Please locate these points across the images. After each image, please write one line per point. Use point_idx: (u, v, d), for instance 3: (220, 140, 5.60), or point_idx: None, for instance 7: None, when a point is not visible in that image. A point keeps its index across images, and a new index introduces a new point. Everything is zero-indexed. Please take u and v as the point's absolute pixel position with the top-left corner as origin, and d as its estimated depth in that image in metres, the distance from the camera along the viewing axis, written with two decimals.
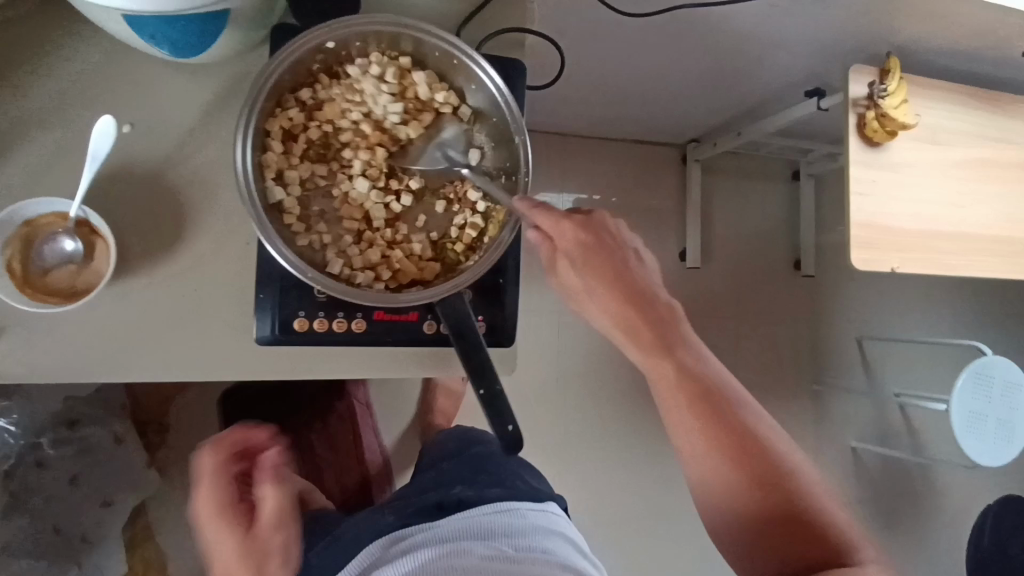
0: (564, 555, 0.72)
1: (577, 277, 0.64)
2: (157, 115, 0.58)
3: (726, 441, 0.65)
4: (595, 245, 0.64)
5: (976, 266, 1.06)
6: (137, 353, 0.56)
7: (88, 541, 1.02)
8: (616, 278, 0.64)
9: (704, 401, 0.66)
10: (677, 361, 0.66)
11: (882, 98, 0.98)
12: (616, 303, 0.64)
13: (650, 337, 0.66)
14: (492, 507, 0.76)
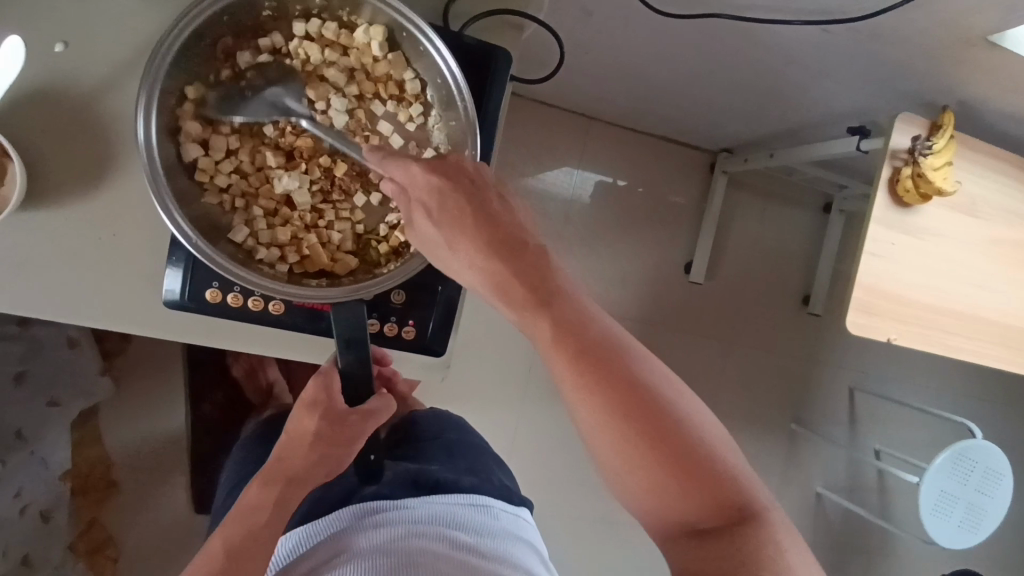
0: (524, 561, 0.68)
1: (428, 221, 0.52)
2: (95, 37, 0.53)
3: (624, 418, 0.48)
4: (448, 179, 0.52)
5: (984, 354, 0.97)
6: (35, 289, 0.53)
7: (25, 438, 0.97)
8: (474, 216, 0.51)
9: (591, 366, 0.48)
10: (552, 319, 0.49)
11: (925, 156, 0.88)
12: (473, 249, 0.51)
13: (521, 293, 0.50)
14: (461, 499, 0.72)
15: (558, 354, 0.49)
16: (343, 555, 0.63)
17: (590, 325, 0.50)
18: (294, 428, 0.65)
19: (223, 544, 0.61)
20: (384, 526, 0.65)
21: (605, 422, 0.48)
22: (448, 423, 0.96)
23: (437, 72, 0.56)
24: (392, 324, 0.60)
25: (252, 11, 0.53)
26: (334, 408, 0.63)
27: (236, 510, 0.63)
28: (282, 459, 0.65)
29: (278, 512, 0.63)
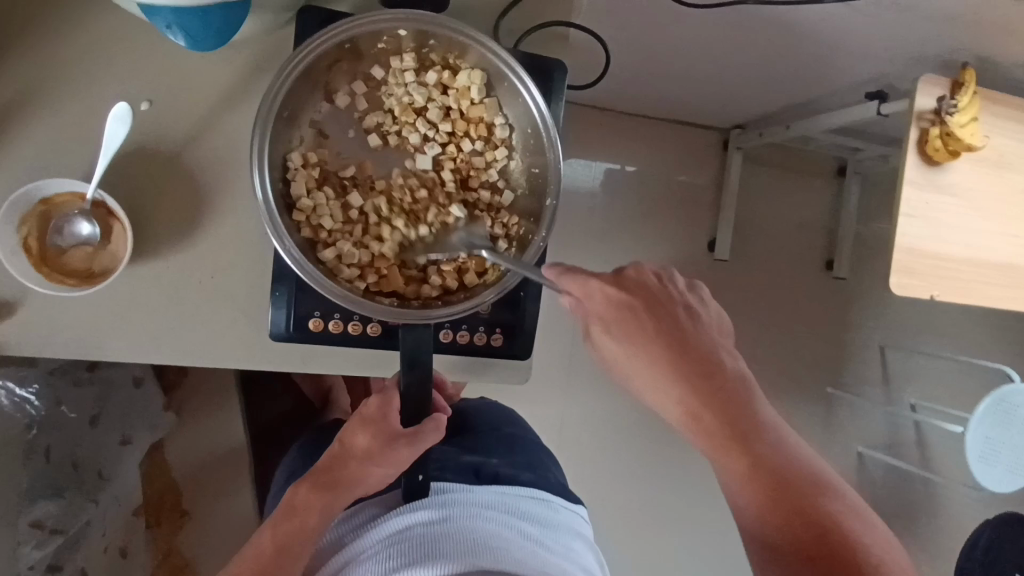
0: (582, 557, 0.71)
1: (620, 346, 0.57)
2: (177, 93, 0.56)
3: (801, 537, 0.51)
4: (636, 311, 0.57)
5: (1023, 301, 0.98)
6: (144, 336, 0.56)
7: (105, 477, 0.95)
8: (665, 347, 0.56)
9: (777, 490, 0.52)
10: (749, 454, 0.53)
11: (950, 114, 0.88)
12: (664, 379, 0.55)
13: (711, 424, 0.54)
14: (524, 491, 0.75)
15: (745, 477, 0.53)
16: (420, 531, 0.65)
17: (782, 457, 0.54)
18: (347, 440, 0.65)
19: (271, 540, 0.63)
20: (458, 508, 0.68)
21: (776, 527, 0.52)
22: (499, 415, 0.94)
23: (528, 117, 0.59)
24: (481, 333, 0.65)
25: (364, 48, 0.56)
26: (385, 426, 0.63)
27: (284, 506, 0.64)
28: (331, 467, 0.66)
29: (323, 516, 0.64)
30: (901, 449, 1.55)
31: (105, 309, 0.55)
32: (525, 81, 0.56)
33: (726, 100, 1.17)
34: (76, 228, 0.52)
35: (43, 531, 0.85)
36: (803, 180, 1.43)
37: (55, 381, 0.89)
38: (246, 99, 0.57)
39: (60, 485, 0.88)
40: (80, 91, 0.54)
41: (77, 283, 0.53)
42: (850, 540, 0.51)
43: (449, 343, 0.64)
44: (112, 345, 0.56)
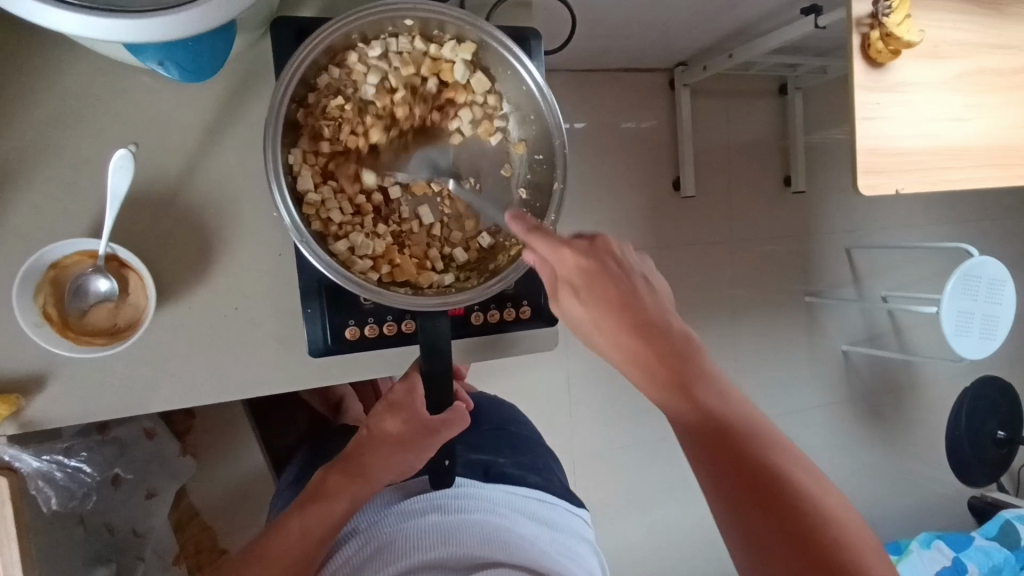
0: (587, 557, 0.72)
1: (582, 309, 0.53)
2: (164, 133, 0.56)
3: (754, 494, 0.44)
4: (596, 271, 0.52)
5: (977, 179, 1.04)
6: (183, 376, 0.58)
7: (139, 534, 0.94)
8: (613, 305, 0.51)
9: (716, 445, 0.46)
10: (690, 399, 0.48)
11: (887, 15, 0.91)
12: (621, 334, 0.51)
13: (662, 376, 0.49)
14: (532, 494, 0.77)
15: (693, 466, 0.47)
16: (435, 518, 0.65)
17: (729, 405, 0.48)
18: (376, 425, 0.63)
19: (298, 526, 0.61)
20: (471, 503, 0.69)
21: (726, 493, 0.45)
22: (504, 412, 0.98)
23: (531, 104, 0.60)
24: (509, 309, 0.67)
25: (371, 34, 0.56)
26: (416, 414, 0.60)
27: (312, 490, 0.63)
28: (357, 451, 0.64)
29: (350, 504, 0.63)
30: (879, 337, 1.65)
31: (144, 356, 0.57)
32: (528, 65, 0.57)
33: (671, 42, 1.19)
34: (93, 286, 0.52)
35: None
36: (753, 103, 1.47)
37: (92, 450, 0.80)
38: (234, 125, 0.57)
39: (99, 549, 0.88)
40: (66, 149, 0.54)
41: (106, 341, 0.53)
42: (798, 497, 0.44)
43: (480, 326, 0.66)
44: (154, 391, 0.57)
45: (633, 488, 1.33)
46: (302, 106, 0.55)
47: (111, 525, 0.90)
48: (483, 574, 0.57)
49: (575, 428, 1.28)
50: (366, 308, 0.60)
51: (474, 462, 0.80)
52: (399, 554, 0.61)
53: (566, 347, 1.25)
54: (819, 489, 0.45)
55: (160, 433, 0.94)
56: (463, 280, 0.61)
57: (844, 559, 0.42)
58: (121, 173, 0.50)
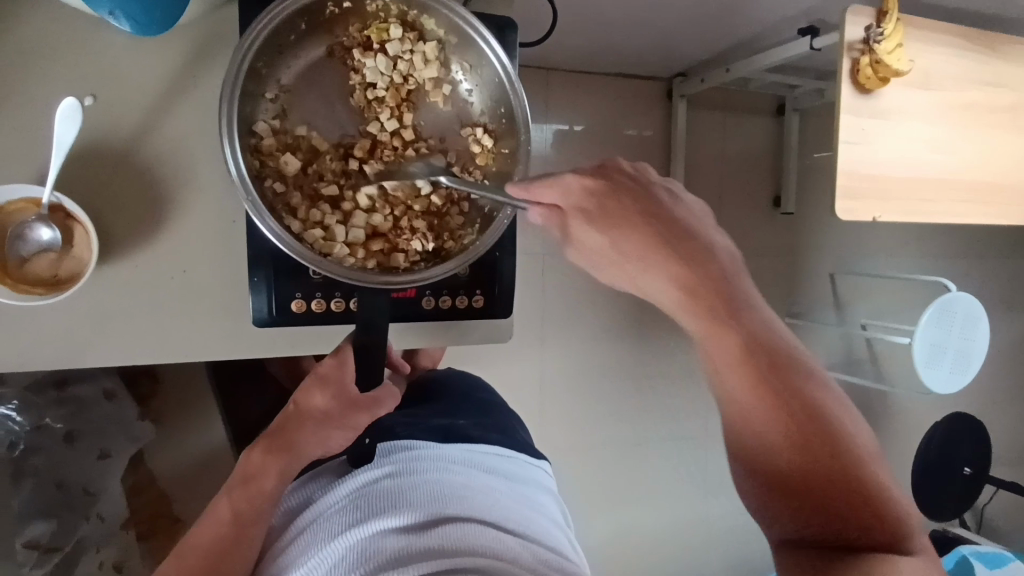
0: (547, 507, 0.71)
1: (603, 239, 0.54)
2: (123, 89, 0.57)
3: (800, 416, 0.48)
4: (616, 197, 0.55)
5: (954, 212, 1.04)
6: (125, 334, 0.59)
7: (92, 493, 0.89)
8: (649, 230, 0.53)
9: (774, 369, 0.49)
10: (739, 324, 0.50)
11: (878, 42, 0.91)
12: (651, 254, 0.52)
13: (709, 302, 0.51)
14: (491, 449, 0.75)
15: (778, 441, 0.48)
16: (386, 483, 0.63)
17: (769, 332, 0.51)
18: (302, 401, 0.61)
19: (227, 511, 0.58)
20: (424, 465, 0.67)
21: (785, 448, 0.48)
22: (469, 382, 0.96)
23: (501, 95, 0.61)
24: (461, 297, 0.67)
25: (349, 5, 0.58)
26: (346, 391, 0.60)
27: (239, 474, 0.60)
28: (283, 428, 0.61)
29: (280, 482, 0.60)
30: (854, 364, 1.65)
31: (89, 310, 0.58)
32: (496, 48, 0.58)
33: (666, 52, 1.18)
34: (36, 235, 0.52)
35: (39, 551, 0.84)
36: (750, 119, 1.46)
37: (34, 402, 0.83)
38: (193, 89, 0.59)
39: (47, 506, 0.85)
40: (20, 98, 0.54)
41: (44, 291, 0.53)
42: (841, 433, 0.49)
43: (432, 310, 0.66)
44: (96, 347, 0.59)
45: (599, 491, 1.31)
46: (269, 69, 0.56)
47: (62, 481, 0.86)
48: (442, 529, 0.56)
49: (544, 427, 1.25)
50: (315, 282, 0.62)
51: (434, 426, 0.76)
52: (351, 519, 0.59)
53: (540, 346, 1.22)
54: (838, 402, 0.51)
55: (120, 395, 0.93)
56: (412, 264, 0.60)
57: (856, 471, 0.48)
58: (68, 123, 0.51)
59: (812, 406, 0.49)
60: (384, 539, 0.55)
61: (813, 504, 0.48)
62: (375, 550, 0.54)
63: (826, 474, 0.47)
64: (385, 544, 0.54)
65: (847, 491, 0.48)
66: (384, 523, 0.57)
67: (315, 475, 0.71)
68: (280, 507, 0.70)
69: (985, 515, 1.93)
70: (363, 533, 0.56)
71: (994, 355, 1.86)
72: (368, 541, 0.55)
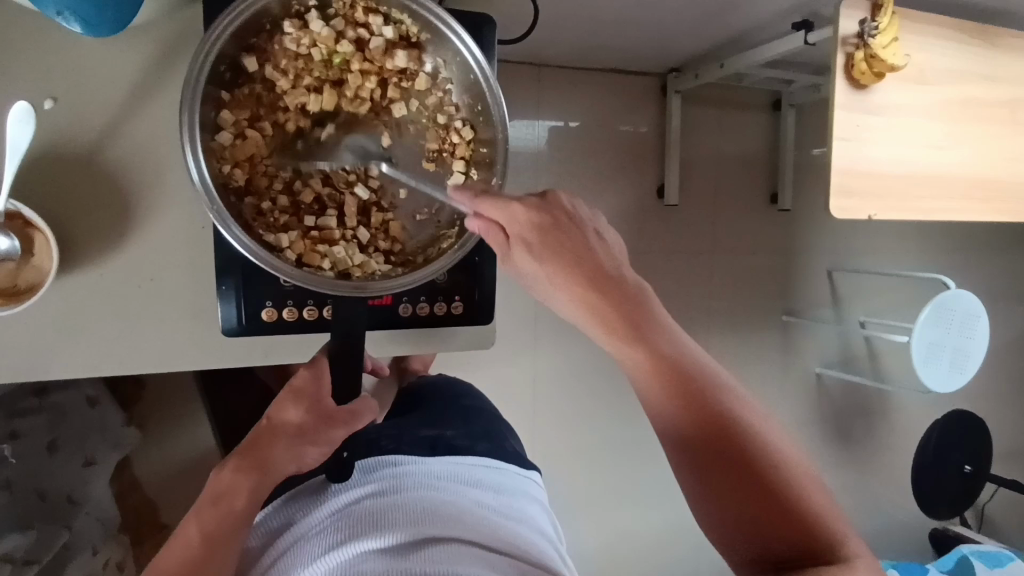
0: (535, 519, 0.69)
1: (537, 266, 0.54)
2: (83, 93, 0.55)
3: (704, 424, 0.52)
4: (549, 229, 0.54)
5: (951, 208, 1.02)
6: (91, 346, 0.58)
7: (75, 501, 0.87)
8: (576, 265, 0.54)
9: (681, 380, 0.52)
10: (647, 344, 0.53)
11: (872, 37, 0.88)
12: (578, 288, 0.54)
13: (623, 325, 0.53)
14: (479, 461, 0.73)
15: (681, 429, 0.52)
16: (371, 502, 0.62)
17: (676, 350, 0.54)
18: (276, 416, 0.59)
19: (196, 531, 0.56)
20: (410, 482, 0.66)
21: (692, 432, 0.52)
22: (458, 388, 0.94)
23: (478, 94, 0.60)
24: (440, 304, 0.65)
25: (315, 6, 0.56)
26: (320, 405, 0.57)
27: (209, 492, 0.58)
28: (256, 443, 0.58)
29: (250, 499, 0.58)
30: (851, 361, 1.63)
31: (55, 322, 0.56)
32: (467, 40, 0.56)
33: (658, 47, 1.15)
34: None
35: (14, 564, 0.79)
36: (746, 115, 1.43)
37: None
38: (158, 93, 0.57)
39: (25, 517, 0.82)
40: None
41: (3, 302, 0.52)
42: (742, 430, 0.52)
43: (409, 318, 0.64)
44: (60, 358, 0.57)
45: (592, 493, 1.29)
46: (237, 74, 0.55)
47: (42, 490, 0.84)
48: (426, 550, 0.54)
49: (536, 430, 1.23)
50: (286, 290, 0.60)
51: (421, 438, 0.75)
52: (333, 541, 0.58)
53: (532, 347, 1.20)
54: (762, 426, 0.53)
55: (103, 402, 0.92)
56: (389, 270, 0.59)
57: (766, 465, 0.51)
58: (24, 129, 0.50)
59: (723, 412, 0.52)
60: (364, 562, 0.54)
61: (732, 475, 0.50)
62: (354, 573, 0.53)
63: (724, 445, 0.51)
64: (365, 568, 0.53)
65: (745, 476, 0.50)
66: (366, 544, 0.56)
67: (296, 494, 0.69)
68: (263, 527, 0.68)
69: (986, 514, 1.91)
70: (343, 557, 0.55)
71: (994, 352, 1.84)
72: (350, 567, 0.54)
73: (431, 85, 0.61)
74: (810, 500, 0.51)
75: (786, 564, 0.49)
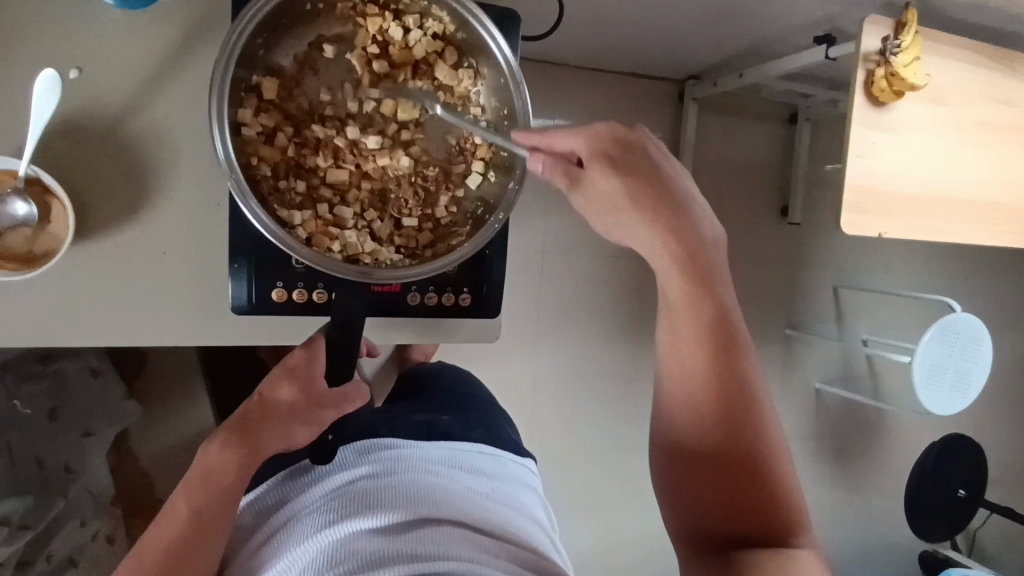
0: (530, 508, 0.70)
1: (614, 189, 0.52)
2: (108, 64, 0.55)
3: (714, 404, 0.53)
4: (631, 152, 0.53)
5: (962, 230, 1.02)
6: (100, 314, 0.58)
7: (72, 471, 0.88)
8: (648, 195, 0.52)
9: (714, 347, 0.53)
10: (713, 294, 0.54)
11: (895, 55, 0.88)
12: (657, 213, 0.52)
13: (694, 266, 0.53)
14: (475, 447, 0.73)
15: (687, 400, 0.54)
16: (363, 483, 0.62)
17: (719, 319, 0.54)
18: (268, 394, 0.60)
19: (184, 506, 0.57)
20: (403, 465, 0.66)
21: (704, 402, 0.53)
22: (458, 378, 0.94)
23: (504, 96, 0.61)
24: (448, 294, 0.65)
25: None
26: (314, 384, 0.59)
27: (197, 469, 0.59)
28: (247, 420, 0.60)
29: (242, 474, 0.59)
30: (852, 379, 1.63)
31: (66, 288, 0.57)
32: (500, 43, 0.57)
33: (678, 53, 1.15)
34: (11, 209, 0.51)
35: (10, 527, 0.81)
36: (761, 126, 1.43)
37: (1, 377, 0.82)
38: (182, 68, 0.57)
39: (21, 484, 0.83)
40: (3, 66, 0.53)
41: (18, 267, 0.52)
42: (752, 410, 0.53)
43: (416, 307, 0.65)
44: (68, 324, 0.58)
45: (585, 494, 1.30)
46: (267, 52, 0.55)
47: (41, 457, 0.85)
48: (418, 534, 0.55)
49: (534, 427, 1.23)
50: (297, 272, 0.61)
51: (417, 423, 0.75)
52: (323, 520, 0.59)
53: (534, 345, 1.21)
54: (769, 417, 0.54)
55: (104, 374, 0.92)
56: (397, 260, 0.60)
57: (762, 454, 0.53)
58: (47, 97, 0.50)
59: (739, 392, 0.53)
60: (354, 542, 0.55)
61: (704, 459, 0.53)
62: (344, 553, 0.54)
63: (718, 432, 0.53)
64: (357, 548, 0.54)
65: (726, 463, 0.52)
66: (358, 525, 0.56)
67: (292, 472, 0.70)
68: (259, 502, 0.69)
69: (977, 539, 1.91)
70: (334, 535, 0.56)
71: (995, 378, 1.83)
72: (342, 545, 0.54)
73: (462, 81, 0.61)
74: (785, 491, 0.53)
75: (746, 542, 0.51)
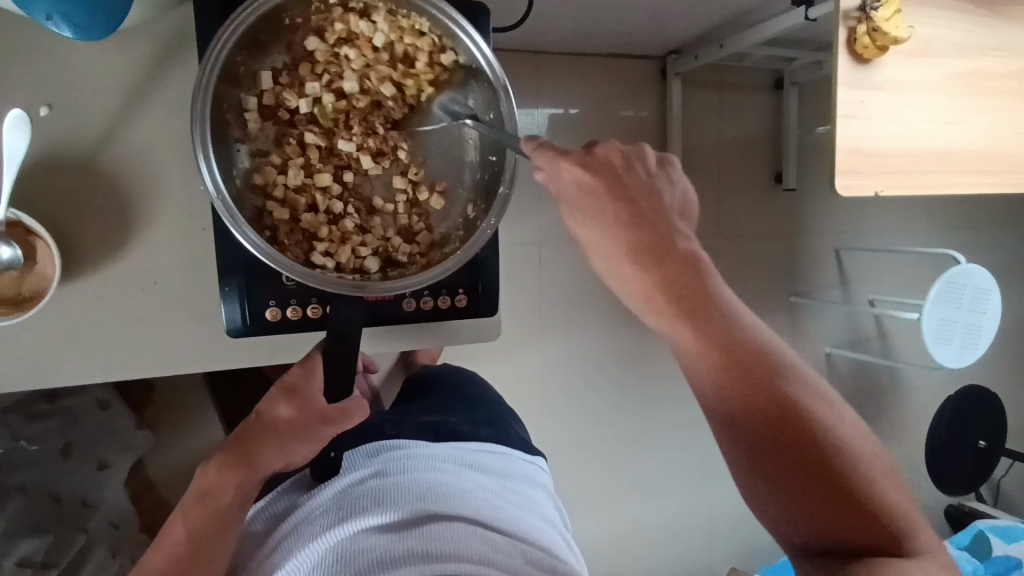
0: (540, 505, 0.69)
1: (597, 231, 0.53)
2: (78, 98, 0.55)
3: (775, 430, 0.49)
4: (610, 190, 0.52)
5: (959, 181, 1.00)
6: (92, 350, 0.58)
7: (90, 504, 0.88)
8: (629, 225, 0.52)
9: (734, 368, 0.50)
10: (698, 324, 0.51)
11: (875, 10, 0.86)
12: (628, 255, 0.52)
13: (668, 303, 0.51)
14: (484, 446, 0.73)
15: (744, 431, 0.49)
16: (372, 483, 0.62)
17: (734, 334, 0.51)
18: (266, 411, 0.60)
19: (185, 529, 0.58)
20: (412, 464, 0.66)
21: (754, 421, 0.49)
22: (463, 377, 0.94)
23: (488, 99, 0.60)
24: (444, 297, 0.65)
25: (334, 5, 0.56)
26: (312, 403, 0.59)
27: (195, 490, 0.59)
28: (245, 440, 0.60)
29: (238, 495, 0.59)
30: (861, 340, 1.62)
31: (57, 328, 0.57)
32: (480, 44, 0.57)
33: (655, 30, 1.13)
34: None
35: (32, 567, 0.82)
36: (748, 95, 1.41)
37: (7, 417, 0.81)
38: (154, 94, 0.56)
39: (39, 522, 0.84)
40: None
41: (7, 310, 0.52)
42: (808, 419, 0.49)
43: (414, 313, 0.64)
44: (62, 363, 0.57)
45: (604, 479, 1.30)
46: (247, 67, 0.55)
47: (57, 494, 0.86)
48: (426, 530, 0.55)
49: (545, 419, 1.23)
50: (289, 289, 0.60)
51: (424, 423, 0.74)
52: (333, 519, 0.59)
53: (539, 337, 1.20)
54: (823, 405, 0.51)
55: (114, 404, 0.91)
56: (390, 269, 0.60)
57: (838, 461, 0.48)
58: (18, 136, 0.50)
59: (788, 406, 0.49)
60: (366, 539, 0.55)
61: (797, 491, 0.48)
62: (355, 552, 0.54)
63: (793, 457, 0.48)
64: (366, 545, 0.54)
65: (818, 483, 0.48)
66: (366, 521, 0.57)
67: (299, 484, 0.70)
68: (265, 513, 0.69)
69: (1001, 489, 1.90)
70: (345, 534, 0.56)
71: (1006, 326, 1.82)
72: (350, 543, 0.55)
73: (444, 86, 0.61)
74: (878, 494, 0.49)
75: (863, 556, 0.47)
